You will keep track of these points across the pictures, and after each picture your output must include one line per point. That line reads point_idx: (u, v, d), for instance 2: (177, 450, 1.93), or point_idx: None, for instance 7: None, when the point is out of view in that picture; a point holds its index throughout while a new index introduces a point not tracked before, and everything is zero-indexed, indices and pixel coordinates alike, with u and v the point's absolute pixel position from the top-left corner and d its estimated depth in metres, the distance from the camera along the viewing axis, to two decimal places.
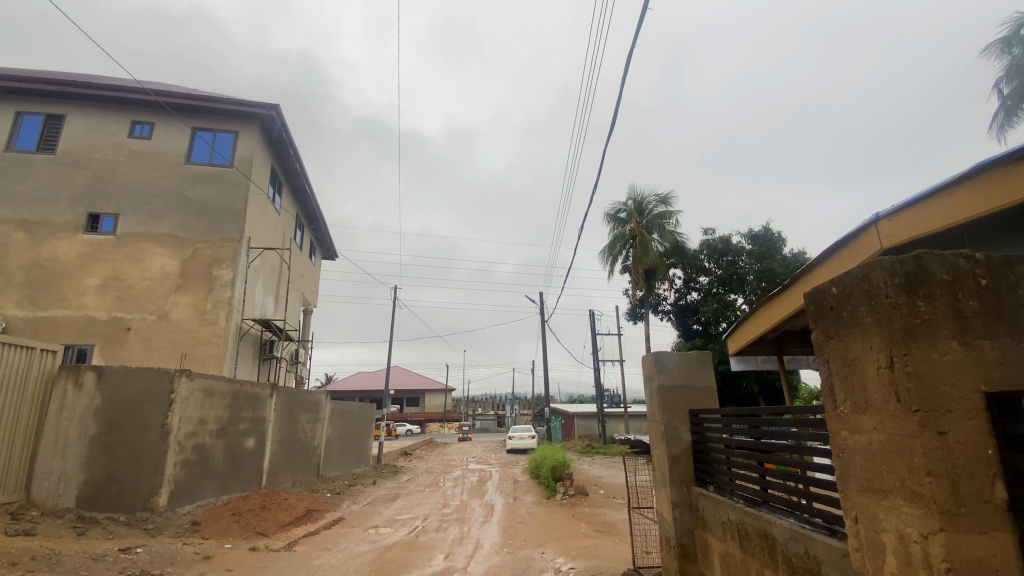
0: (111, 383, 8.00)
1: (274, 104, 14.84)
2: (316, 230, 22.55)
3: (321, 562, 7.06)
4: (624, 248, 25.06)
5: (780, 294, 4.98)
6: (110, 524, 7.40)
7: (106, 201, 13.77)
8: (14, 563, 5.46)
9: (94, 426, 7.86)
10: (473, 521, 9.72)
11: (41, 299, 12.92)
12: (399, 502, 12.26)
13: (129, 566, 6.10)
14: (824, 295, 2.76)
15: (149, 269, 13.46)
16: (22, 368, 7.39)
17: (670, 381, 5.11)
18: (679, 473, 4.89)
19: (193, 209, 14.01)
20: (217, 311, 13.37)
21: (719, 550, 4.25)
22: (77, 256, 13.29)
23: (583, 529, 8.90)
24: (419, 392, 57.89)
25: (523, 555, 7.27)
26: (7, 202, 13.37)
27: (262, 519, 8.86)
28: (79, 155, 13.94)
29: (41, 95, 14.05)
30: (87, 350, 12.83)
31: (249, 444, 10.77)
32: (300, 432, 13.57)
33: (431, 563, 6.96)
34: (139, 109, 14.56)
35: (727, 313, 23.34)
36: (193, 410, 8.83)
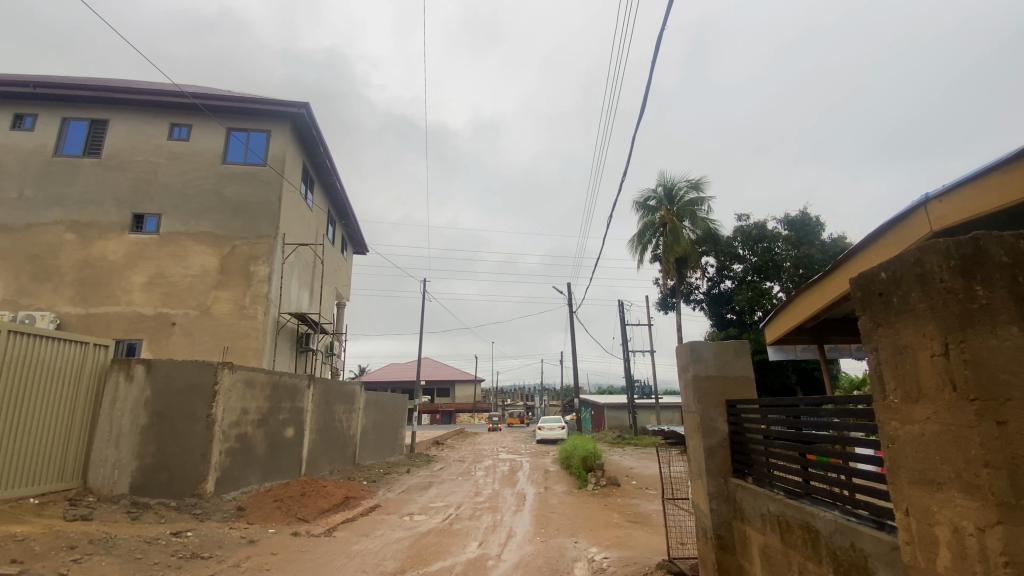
0: (159, 375, 8.38)
1: (303, 102, 15.13)
2: (347, 225, 22.97)
3: (360, 547, 7.28)
4: (654, 236, 24.65)
5: (820, 281, 4.80)
6: (161, 509, 7.81)
7: (149, 202, 14.35)
8: (73, 546, 5.78)
9: (144, 416, 8.24)
10: (505, 510, 9.83)
11: (92, 296, 13.61)
12: (433, 490, 12.51)
13: (180, 549, 6.42)
14: (873, 281, 2.65)
15: (191, 266, 14.00)
16: (77, 363, 7.82)
17: (706, 371, 5.01)
18: (715, 464, 4.82)
19: (230, 208, 14.48)
20: (255, 306, 13.83)
21: (759, 542, 4.18)
22: (124, 255, 13.94)
23: (616, 519, 8.89)
24: (449, 382, 58.65)
25: (556, 544, 7.32)
26: (57, 205, 14.06)
27: (302, 505, 9.19)
28: (123, 159, 14.57)
29: (86, 101, 14.69)
30: (136, 344, 13.47)
31: (288, 433, 11.16)
32: (336, 422, 13.94)
33: (466, 550, 7.08)
34: (177, 112, 15.06)
35: (762, 301, 22.74)
36: (235, 401, 9.19)
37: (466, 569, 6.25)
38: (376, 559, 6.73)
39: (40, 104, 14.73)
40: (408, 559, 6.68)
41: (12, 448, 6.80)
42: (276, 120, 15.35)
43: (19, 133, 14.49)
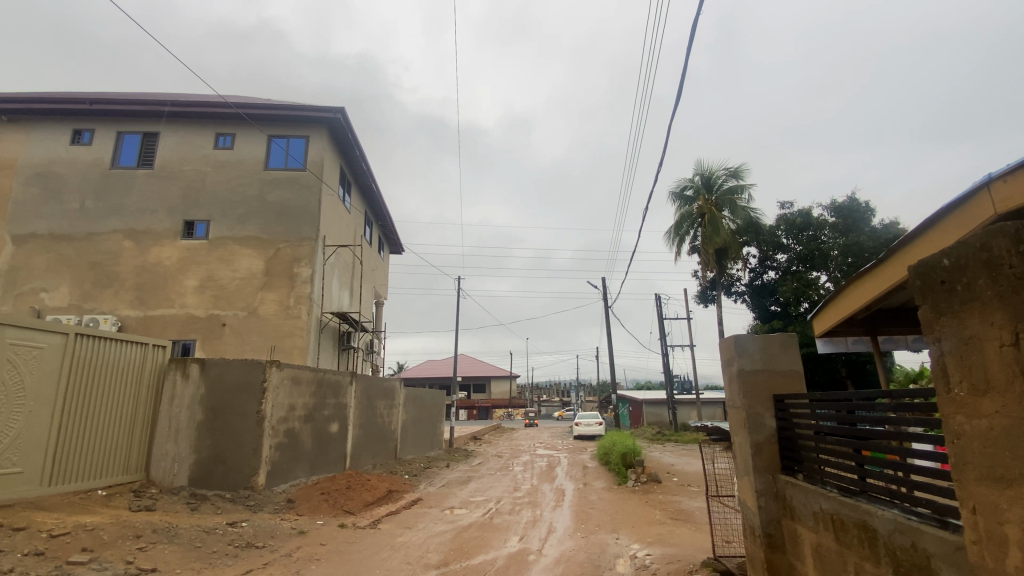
0: (213, 373, 8.84)
1: (339, 107, 15.50)
2: (383, 225, 23.47)
3: (404, 540, 7.46)
4: (692, 227, 24.09)
5: (873, 270, 4.59)
6: (218, 500, 8.23)
7: (198, 209, 15.07)
8: (139, 535, 6.17)
9: (200, 412, 8.71)
10: (545, 505, 9.86)
11: (149, 299, 14.41)
12: (472, 485, 12.69)
13: (236, 539, 6.75)
14: (934, 269, 2.52)
15: (238, 269, 14.62)
16: (138, 362, 8.32)
17: (751, 365, 4.88)
18: (763, 461, 4.68)
19: (273, 212, 15.04)
20: (299, 306, 14.34)
21: (811, 541, 4.04)
22: (177, 260, 14.69)
23: (658, 516, 8.77)
24: (485, 378, 59.08)
25: (597, 540, 7.28)
26: (116, 214, 14.95)
27: (348, 498, 9.48)
28: (173, 169, 15.34)
29: (139, 115, 15.53)
30: (190, 345, 14.20)
31: (333, 428, 11.52)
32: (378, 418, 14.30)
33: (507, 545, 7.15)
34: (222, 122, 15.74)
35: (808, 292, 21.89)
36: (283, 397, 9.57)
37: (508, 563, 6.31)
38: (420, 551, 6.88)
39: (97, 120, 15.66)
40: (451, 552, 6.80)
41: (81, 443, 7.32)
42: (313, 126, 15.80)
43: (79, 148, 15.44)
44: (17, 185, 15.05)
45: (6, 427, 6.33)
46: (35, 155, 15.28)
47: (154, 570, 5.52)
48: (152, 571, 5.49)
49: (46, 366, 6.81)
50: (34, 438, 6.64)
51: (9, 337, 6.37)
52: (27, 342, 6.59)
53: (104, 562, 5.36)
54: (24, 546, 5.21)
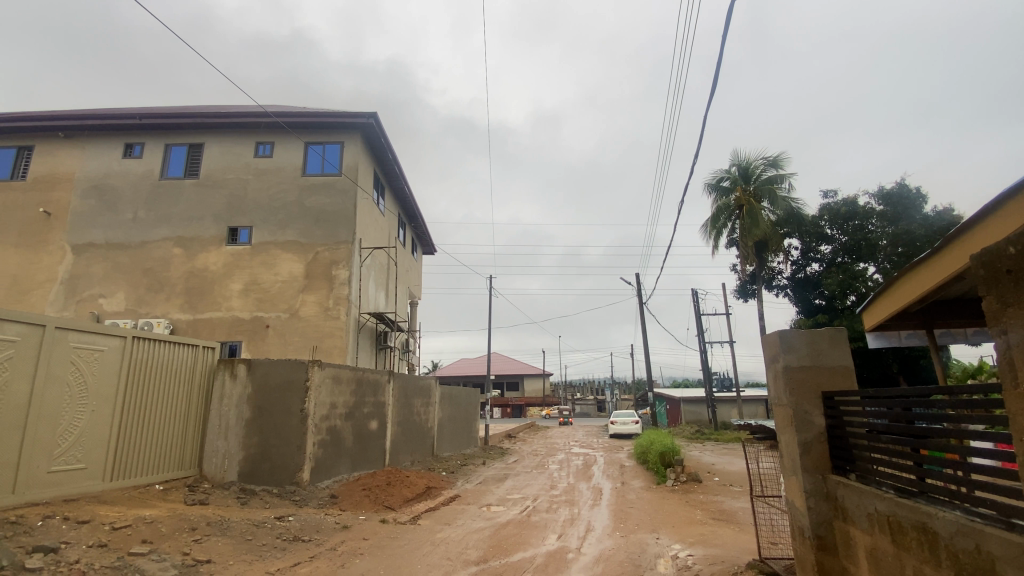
0: (258, 373, 9.19)
1: (371, 112, 15.83)
2: (415, 227, 23.84)
3: (444, 536, 7.57)
4: (729, 220, 23.45)
5: (927, 259, 4.36)
6: (266, 495, 8.58)
7: (241, 215, 15.68)
8: (194, 527, 6.48)
9: (247, 410, 9.08)
10: (582, 503, 9.82)
11: (197, 303, 15.09)
12: (509, 482, 12.75)
13: (284, 532, 7.01)
14: (1000, 257, 2.37)
15: (280, 272, 15.15)
16: (190, 363, 8.75)
17: (798, 361, 4.70)
18: (812, 461, 4.52)
19: (311, 217, 15.51)
20: (338, 307, 14.77)
21: (865, 544, 3.88)
22: (223, 265, 15.33)
23: (700, 516, 8.58)
24: (518, 376, 59.20)
25: (637, 539, 7.20)
26: (166, 223, 15.73)
27: (388, 494, 9.70)
28: (217, 178, 16.01)
29: (184, 128, 16.28)
30: (236, 346, 14.82)
31: (372, 426, 11.80)
32: (415, 416, 14.55)
33: (545, 542, 7.15)
34: (261, 131, 16.32)
35: (855, 284, 20.95)
36: (325, 396, 9.84)
37: (547, 561, 6.31)
38: (460, 547, 6.97)
39: (146, 133, 16.49)
40: (490, 548, 6.85)
41: (139, 440, 7.74)
42: (347, 132, 16.18)
43: (131, 160, 16.31)
44: (76, 198, 16.00)
45: (71, 426, 6.75)
46: (91, 169, 16.23)
47: (209, 561, 5.79)
48: (207, 562, 5.76)
49: (106, 368, 7.24)
50: (96, 435, 7.07)
51: (72, 341, 6.79)
52: (89, 346, 7.01)
53: (162, 553, 5.65)
54: (89, 538, 5.55)
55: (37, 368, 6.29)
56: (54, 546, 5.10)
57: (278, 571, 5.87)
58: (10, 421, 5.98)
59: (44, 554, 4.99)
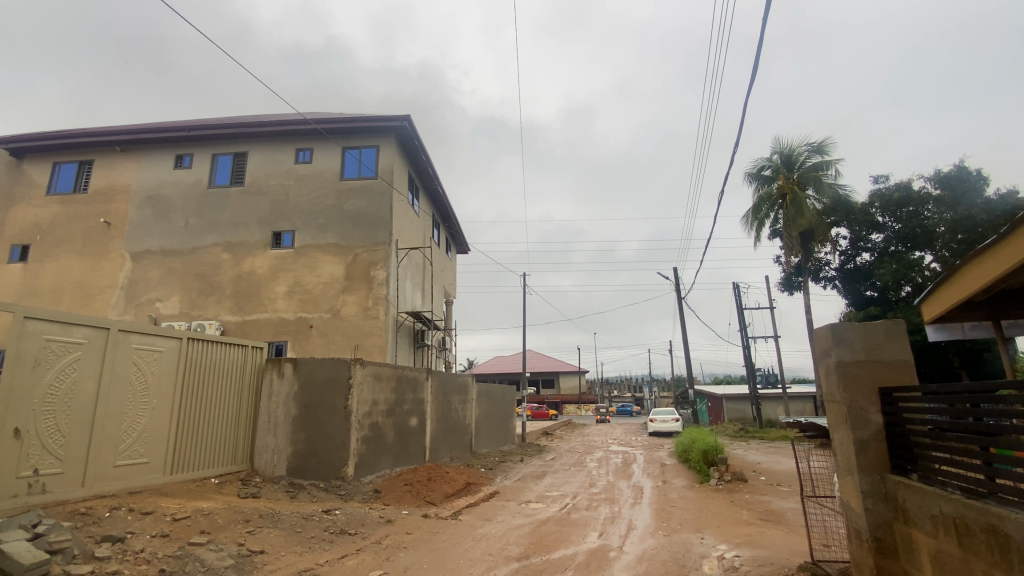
0: (304, 371, 9.54)
1: (405, 115, 16.12)
2: (449, 227, 24.09)
3: (484, 531, 7.65)
4: (772, 210, 22.71)
5: (993, 246, 4.08)
6: (313, 489, 8.89)
7: (285, 220, 16.25)
8: (247, 519, 6.78)
9: (294, 407, 9.45)
10: (623, 502, 9.70)
11: (245, 305, 15.76)
12: (547, 480, 12.75)
13: (331, 525, 7.25)
14: None
15: (321, 274, 15.64)
16: (241, 363, 9.17)
17: (853, 356, 4.47)
18: (869, 460, 4.32)
19: (350, 220, 15.94)
20: (377, 307, 15.17)
21: (929, 547, 3.69)
22: (268, 268, 15.95)
23: (746, 516, 8.33)
24: (553, 373, 59.06)
25: (681, 539, 7.06)
26: (215, 229, 16.49)
27: (430, 489, 9.88)
28: (261, 185, 16.66)
29: (229, 138, 17.01)
30: (282, 346, 15.38)
31: (413, 422, 12.03)
32: (453, 413, 14.75)
33: (587, 540, 7.11)
34: (301, 138, 16.86)
35: (911, 274, 19.83)
36: (367, 393, 10.08)
37: (589, 559, 6.27)
38: (501, 543, 7.02)
39: (194, 144, 17.32)
40: (531, 545, 6.87)
41: (195, 437, 8.18)
42: (382, 135, 16.55)
43: (181, 171, 17.17)
44: (133, 208, 16.97)
45: (134, 422, 7.20)
46: (146, 180, 17.18)
47: (262, 552, 6.05)
48: (260, 553, 6.02)
49: (164, 367, 7.67)
50: (157, 432, 7.51)
51: (134, 343, 7.23)
52: (149, 347, 7.45)
53: (220, 543, 5.94)
54: (153, 528, 5.90)
55: (103, 368, 6.72)
56: (121, 536, 5.44)
57: (326, 562, 6.07)
58: (80, 418, 6.42)
59: (112, 543, 5.33)
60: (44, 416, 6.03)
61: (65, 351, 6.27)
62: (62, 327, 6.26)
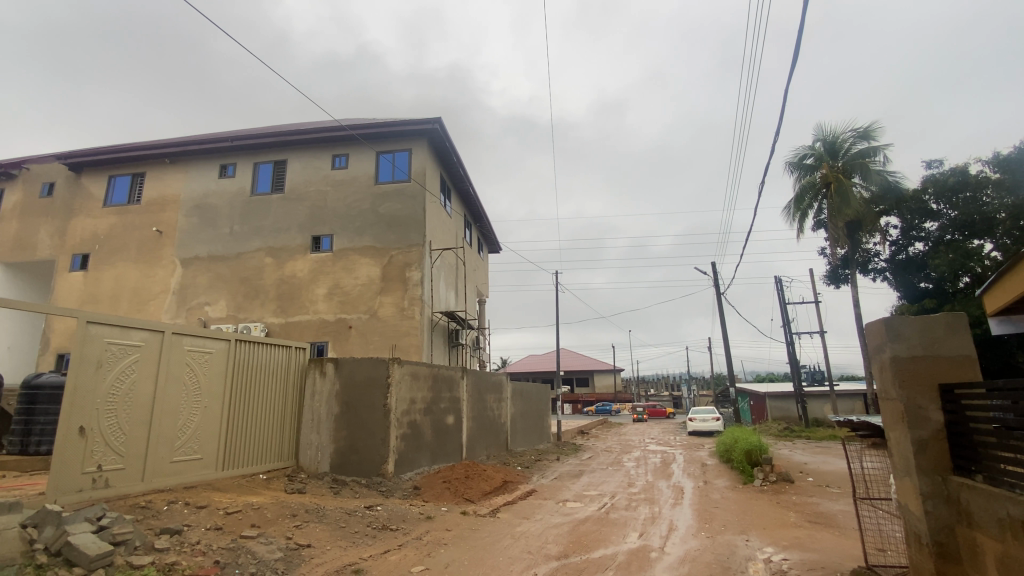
0: (345, 371, 9.82)
1: (436, 118, 16.33)
2: (481, 227, 24.25)
3: (523, 529, 7.67)
4: (816, 199, 22.43)
5: None
6: (355, 486, 9.13)
7: (323, 225, 16.74)
8: (294, 514, 7.03)
9: (336, 406, 9.74)
10: (663, 502, 9.54)
11: (287, 308, 16.32)
12: (585, 478, 12.69)
13: (374, 521, 7.44)
14: None
15: (359, 276, 16.05)
16: (285, 363, 9.51)
17: (909, 351, 4.25)
18: (929, 461, 4.10)
19: (385, 223, 16.29)
20: (412, 307, 15.47)
21: (996, 552, 3.48)
22: (309, 271, 16.47)
23: (794, 518, 8.06)
24: (588, 372, 58.61)
25: (724, 541, 6.89)
26: (258, 234, 17.14)
27: (468, 486, 9.99)
28: (300, 191, 17.22)
29: (270, 147, 17.64)
30: (323, 346, 15.84)
31: (449, 420, 12.18)
32: (489, 411, 14.87)
33: (626, 540, 7.03)
34: (337, 144, 17.32)
35: (969, 264, 18.67)
36: (405, 392, 10.27)
37: (630, 559, 6.21)
38: (540, 541, 7.03)
39: (237, 154, 18.05)
40: (570, 544, 6.85)
41: (244, 434, 8.54)
42: (414, 139, 16.83)
43: (226, 180, 17.93)
44: (181, 217, 17.84)
45: (188, 420, 7.57)
46: (193, 190, 18.02)
47: (309, 545, 6.27)
48: (307, 546, 6.24)
49: (214, 368, 8.04)
50: (209, 430, 7.88)
51: (187, 345, 7.60)
52: (200, 348, 7.81)
53: (269, 537, 6.19)
54: (207, 521, 6.19)
55: (159, 369, 7.10)
56: (178, 529, 5.73)
57: (370, 556, 6.23)
58: (138, 416, 6.80)
59: (170, 535, 5.63)
60: (107, 415, 6.43)
61: (123, 354, 6.65)
62: (121, 330, 6.65)
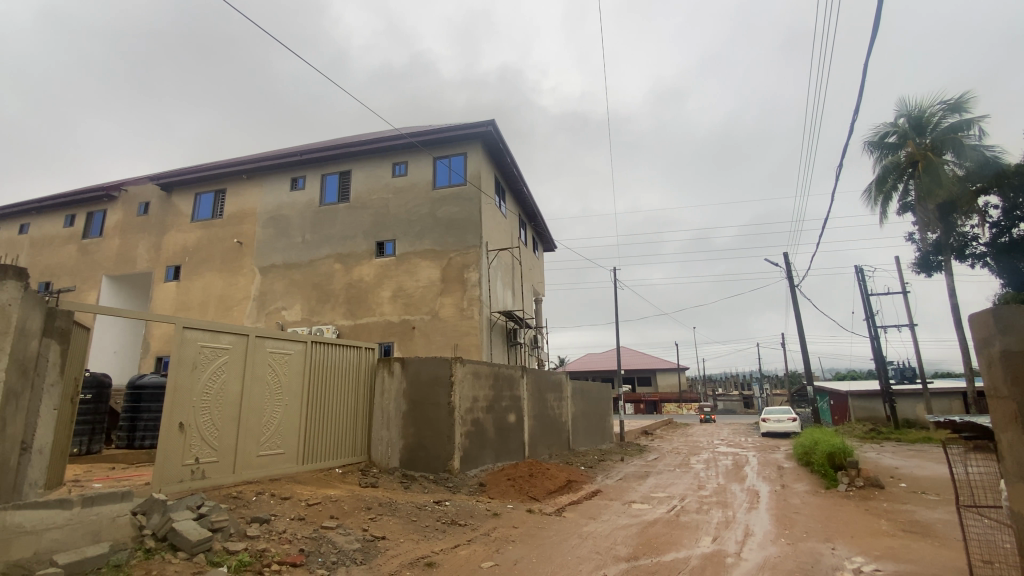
0: (411, 370, 10.18)
1: (490, 120, 16.56)
2: (536, 226, 24.32)
3: (591, 529, 7.63)
4: (902, 179, 20.88)
5: None
6: (424, 481, 9.45)
7: (386, 230, 17.43)
8: (369, 507, 7.37)
9: (404, 404, 10.14)
10: (737, 506, 9.14)
11: (356, 310, 17.13)
12: (652, 480, 12.38)
13: (443, 515, 7.66)
14: None
15: (420, 278, 16.57)
16: (355, 364, 9.99)
17: (1021, 344, 3.83)
18: None
19: (444, 227, 16.73)
20: (472, 307, 15.81)
21: None
22: (374, 275, 17.20)
23: (886, 527, 7.45)
24: (650, 371, 57.06)
25: (808, 549, 6.50)
26: (327, 242, 18.12)
27: (532, 485, 10.05)
28: (364, 200, 18.02)
29: (335, 158, 18.59)
30: (389, 347, 16.47)
31: (511, 419, 12.31)
32: (550, 410, 14.89)
33: (700, 545, 6.80)
34: (397, 152, 17.98)
35: None
36: (468, 390, 10.49)
37: (704, 563, 6.01)
38: (608, 542, 6.95)
39: (307, 167, 19.17)
40: (640, 546, 6.72)
41: (322, 430, 9.09)
42: (470, 142, 17.14)
43: (296, 192, 19.10)
44: (258, 228, 19.19)
45: (272, 417, 8.16)
46: (269, 203, 19.32)
47: (384, 537, 6.56)
48: (382, 538, 6.53)
49: (293, 368, 8.61)
50: (290, 426, 8.45)
51: (269, 346, 8.18)
52: (280, 350, 8.39)
53: (347, 528, 6.54)
54: (291, 512, 6.64)
55: (245, 370, 7.70)
56: (266, 518, 6.19)
57: (441, 550, 6.43)
58: (228, 414, 7.41)
59: (260, 524, 6.08)
60: (202, 412, 7.05)
61: (214, 355, 7.27)
62: (212, 334, 7.27)
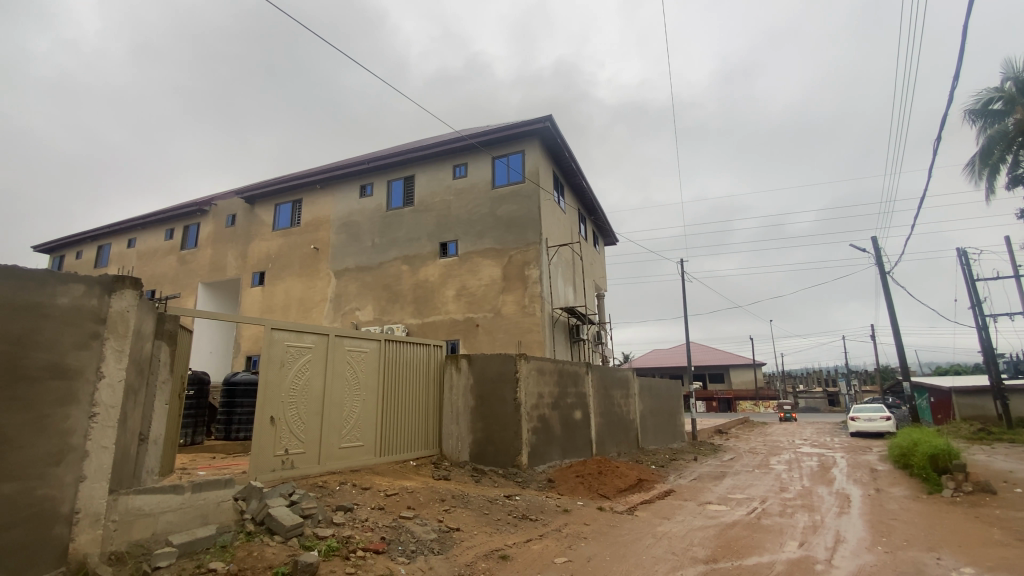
0: (478, 366, 10.43)
1: (546, 116, 16.53)
2: (596, 219, 23.99)
3: (665, 529, 7.47)
4: (1012, 150, 18.57)
5: None
6: (494, 475, 9.67)
7: (449, 232, 17.90)
8: (443, 499, 7.66)
9: (472, 399, 10.42)
10: (824, 510, 8.56)
11: (423, 309, 17.75)
12: (728, 481, 11.88)
13: (513, 510, 7.80)
14: None
15: (483, 277, 16.88)
16: (424, 361, 10.37)
17: None
18: None
19: (504, 225, 16.92)
20: (533, 304, 15.91)
21: None
22: (439, 275, 17.73)
23: (1002, 536, 6.70)
24: (722, 367, 54.58)
25: (908, 558, 5.98)
26: (395, 245, 18.90)
27: (602, 482, 9.97)
28: (427, 203, 18.61)
29: (400, 164, 19.36)
30: (455, 344, 16.91)
31: (577, 415, 12.26)
32: (616, 407, 14.67)
33: (785, 549, 6.46)
34: (457, 154, 18.40)
35: None
36: (533, 386, 10.58)
37: (790, 569, 5.70)
38: (685, 543, 6.77)
39: (373, 174, 20.10)
40: (718, 548, 6.49)
41: (396, 424, 9.53)
42: (527, 139, 17.23)
43: (365, 199, 20.08)
44: (332, 234, 20.36)
45: (351, 411, 8.67)
46: (340, 211, 20.46)
47: (458, 529, 6.78)
48: (457, 530, 6.76)
49: (369, 365, 9.09)
50: (367, 420, 8.94)
51: (346, 346, 8.68)
52: (357, 348, 8.88)
53: (424, 518, 6.83)
54: (372, 501, 7.03)
55: (326, 367, 8.23)
56: (349, 506, 6.60)
57: (514, 544, 6.55)
58: (313, 408, 7.97)
59: (344, 512, 6.50)
60: (289, 407, 7.62)
61: (299, 354, 7.84)
62: (296, 334, 7.84)
